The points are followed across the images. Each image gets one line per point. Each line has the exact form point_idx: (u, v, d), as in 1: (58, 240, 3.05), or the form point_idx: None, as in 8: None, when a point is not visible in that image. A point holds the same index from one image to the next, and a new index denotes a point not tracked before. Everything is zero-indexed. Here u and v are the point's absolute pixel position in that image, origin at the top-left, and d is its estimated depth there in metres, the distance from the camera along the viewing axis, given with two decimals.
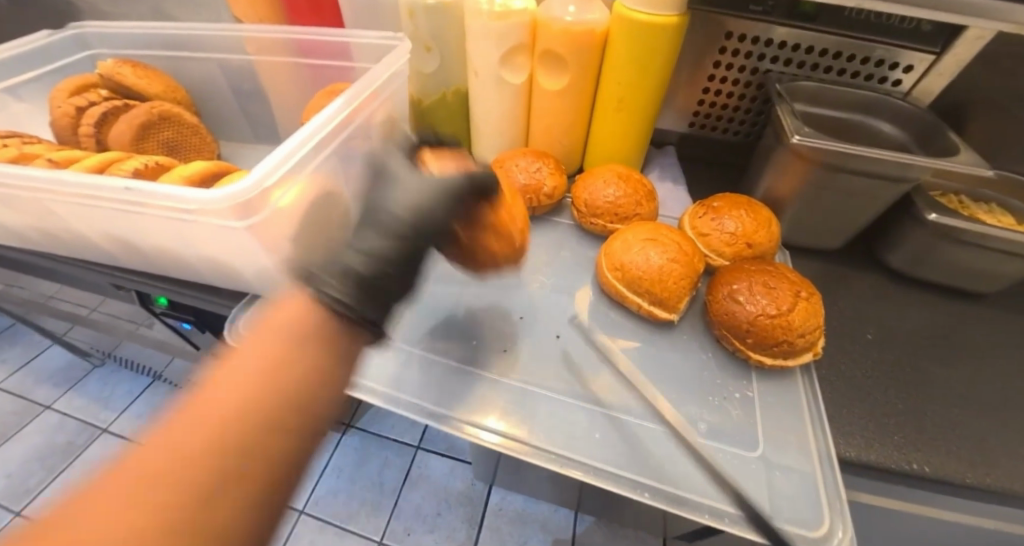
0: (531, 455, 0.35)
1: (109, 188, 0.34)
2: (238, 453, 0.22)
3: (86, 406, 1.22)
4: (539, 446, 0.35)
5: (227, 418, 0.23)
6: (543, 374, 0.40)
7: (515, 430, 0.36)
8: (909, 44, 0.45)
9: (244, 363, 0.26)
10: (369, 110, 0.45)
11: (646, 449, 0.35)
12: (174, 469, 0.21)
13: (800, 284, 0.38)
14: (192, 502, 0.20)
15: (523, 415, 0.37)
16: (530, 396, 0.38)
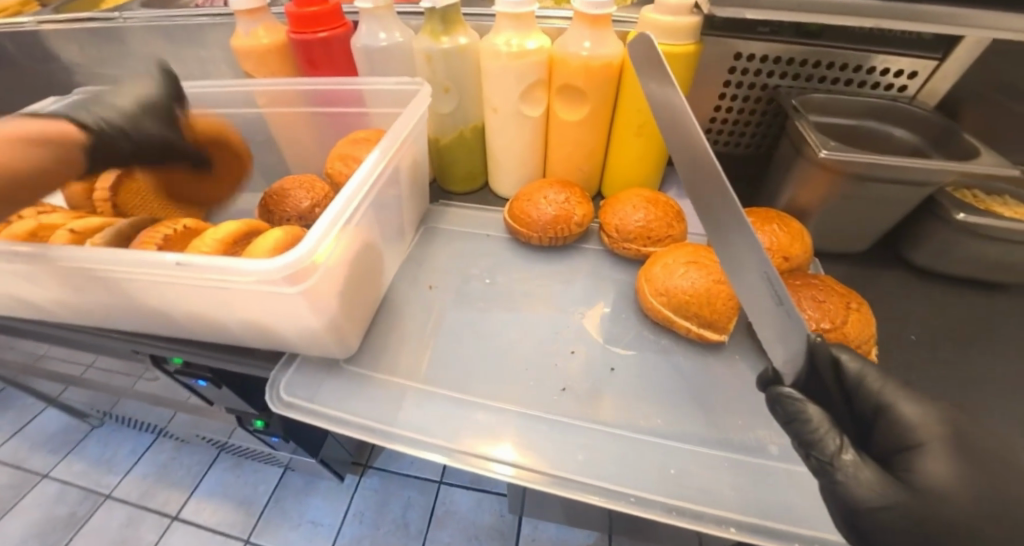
0: (547, 485, 0.34)
1: (154, 263, 0.33)
2: None
3: (87, 471, 1.16)
4: (615, 489, 0.34)
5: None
6: (600, 407, 0.40)
7: (530, 462, 0.35)
8: (912, 52, 0.47)
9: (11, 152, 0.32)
10: (399, 157, 0.45)
11: (718, 480, 0.34)
12: None
13: (848, 295, 0.38)
14: None
15: (583, 456, 0.36)
16: (590, 435, 0.38)
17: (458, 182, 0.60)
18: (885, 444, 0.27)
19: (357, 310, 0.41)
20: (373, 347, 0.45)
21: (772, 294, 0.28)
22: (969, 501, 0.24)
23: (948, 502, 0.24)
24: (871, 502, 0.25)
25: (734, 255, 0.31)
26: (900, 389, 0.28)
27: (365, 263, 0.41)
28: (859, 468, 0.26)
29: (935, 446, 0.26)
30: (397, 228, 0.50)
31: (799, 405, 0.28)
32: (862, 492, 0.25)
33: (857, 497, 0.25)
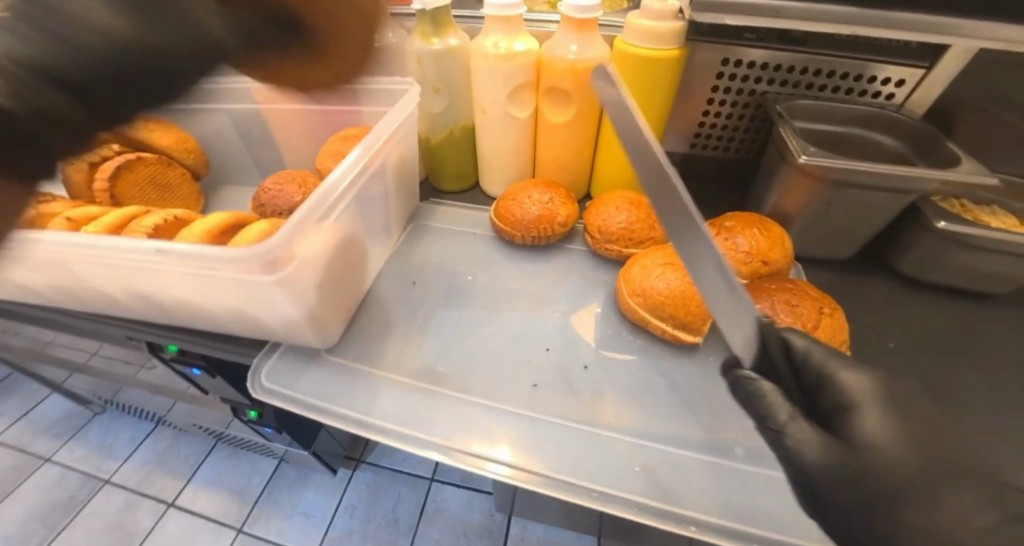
0: (546, 486, 0.34)
1: (137, 251, 0.34)
2: None
3: (88, 457, 1.19)
4: (616, 496, 0.34)
5: None
6: (574, 405, 0.40)
7: (528, 463, 0.35)
8: (897, 60, 0.48)
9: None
10: (384, 153, 0.46)
11: (687, 479, 0.34)
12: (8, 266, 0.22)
13: (823, 300, 0.39)
14: None
15: (574, 455, 0.36)
16: (573, 434, 0.38)
17: (449, 181, 0.61)
18: (827, 409, 0.28)
19: (336, 302, 0.42)
20: (354, 338, 0.46)
21: (726, 280, 0.29)
22: (903, 459, 0.25)
23: (882, 455, 0.25)
24: (818, 463, 0.26)
25: (686, 256, 0.31)
26: (844, 360, 0.29)
27: (345, 256, 0.42)
28: (807, 433, 0.27)
29: (868, 405, 0.27)
30: (383, 224, 0.51)
31: (756, 386, 0.28)
32: (808, 456, 0.26)
33: (804, 462, 0.26)
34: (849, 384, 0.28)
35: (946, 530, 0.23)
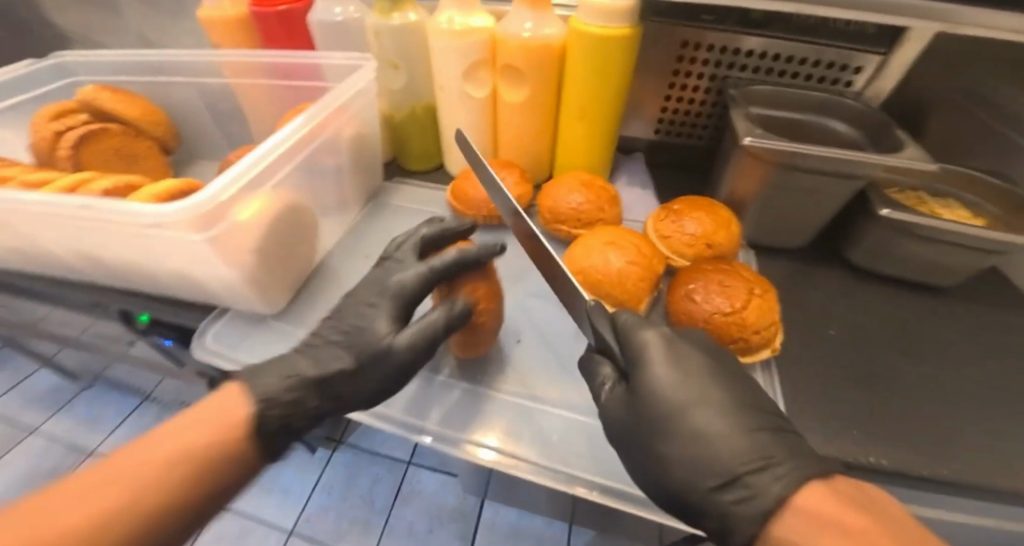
0: (530, 471, 0.36)
1: (79, 208, 0.36)
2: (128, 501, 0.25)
3: (73, 428, 1.14)
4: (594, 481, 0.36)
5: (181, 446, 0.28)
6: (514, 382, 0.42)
7: (512, 447, 0.37)
8: (856, 46, 0.47)
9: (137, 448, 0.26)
10: (333, 126, 0.47)
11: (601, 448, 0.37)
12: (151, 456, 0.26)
13: (755, 282, 0.39)
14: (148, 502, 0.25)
15: (563, 439, 0.38)
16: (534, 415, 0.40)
17: (413, 160, 0.61)
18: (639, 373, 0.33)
19: (281, 271, 0.43)
20: (303, 309, 0.47)
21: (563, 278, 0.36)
22: (674, 400, 0.31)
23: (660, 407, 0.31)
24: (615, 413, 0.33)
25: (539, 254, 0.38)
26: (646, 322, 0.34)
27: (290, 225, 0.43)
28: (615, 393, 0.34)
29: (659, 365, 0.32)
30: (338, 199, 0.51)
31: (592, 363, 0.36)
32: (607, 408, 0.33)
33: (608, 414, 0.33)
34: (645, 343, 0.33)
35: (702, 452, 0.29)
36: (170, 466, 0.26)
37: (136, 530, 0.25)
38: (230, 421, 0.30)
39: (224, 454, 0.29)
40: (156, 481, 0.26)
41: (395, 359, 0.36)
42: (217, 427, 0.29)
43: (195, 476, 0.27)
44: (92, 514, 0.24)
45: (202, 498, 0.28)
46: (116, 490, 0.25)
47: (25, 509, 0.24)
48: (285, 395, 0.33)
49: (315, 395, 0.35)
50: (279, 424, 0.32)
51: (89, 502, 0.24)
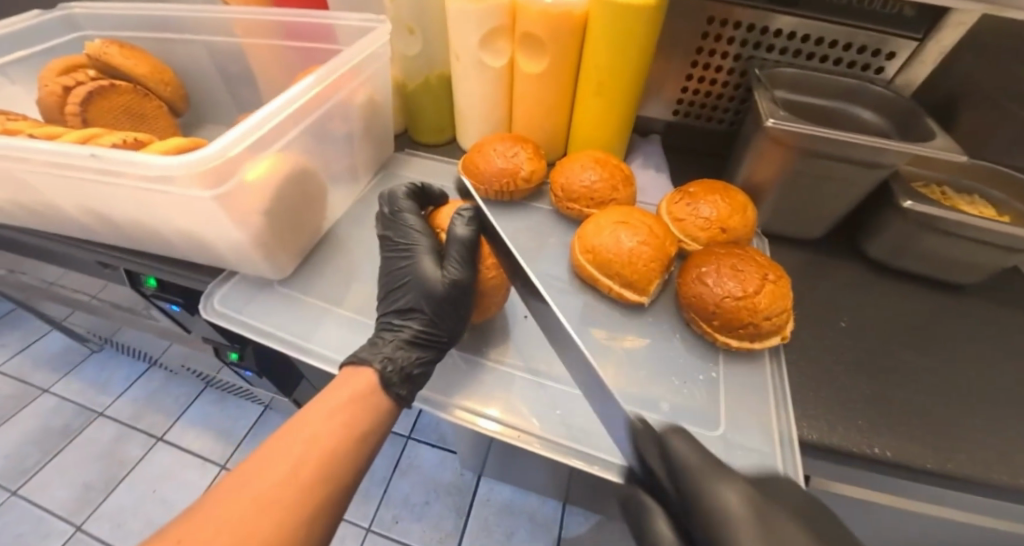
0: (530, 443, 0.37)
1: (85, 159, 0.36)
2: (293, 495, 0.28)
3: (83, 390, 1.15)
4: (587, 452, 0.36)
5: (323, 442, 0.31)
6: (516, 353, 0.42)
7: (516, 421, 0.37)
8: (890, 29, 0.45)
9: (297, 442, 0.31)
10: (345, 89, 0.46)
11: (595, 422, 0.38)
12: (307, 454, 0.30)
13: (769, 267, 0.38)
14: (307, 487, 0.29)
15: (562, 414, 0.38)
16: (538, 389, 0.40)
17: (424, 133, 0.60)
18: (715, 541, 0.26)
19: (290, 234, 0.43)
20: (310, 275, 0.46)
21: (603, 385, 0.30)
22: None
23: None
24: None
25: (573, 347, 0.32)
26: (723, 471, 0.26)
27: (300, 188, 0.42)
28: None
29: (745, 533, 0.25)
30: (348, 167, 0.51)
31: (649, 521, 0.28)
32: None
33: None
34: (728, 503, 0.25)
35: None
36: (335, 430, 0.32)
37: (322, 482, 0.30)
38: (369, 386, 0.35)
39: (370, 415, 0.34)
40: (315, 473, 0.30)
41: (456, 292, 0.39)
42: (358, 393, 0.35)
43: (351, 438, 0.32)
44: (290, 470, 0.29)
45: (360, 456, 0.32)
46: (299, 452, 0.30)
47: (237, 475, 0.29)
48: (396, 353, 0.37)
49: (417, 346, 0.38)
50: (399, 375, 0.36)
51: (284, 460, 0.30)
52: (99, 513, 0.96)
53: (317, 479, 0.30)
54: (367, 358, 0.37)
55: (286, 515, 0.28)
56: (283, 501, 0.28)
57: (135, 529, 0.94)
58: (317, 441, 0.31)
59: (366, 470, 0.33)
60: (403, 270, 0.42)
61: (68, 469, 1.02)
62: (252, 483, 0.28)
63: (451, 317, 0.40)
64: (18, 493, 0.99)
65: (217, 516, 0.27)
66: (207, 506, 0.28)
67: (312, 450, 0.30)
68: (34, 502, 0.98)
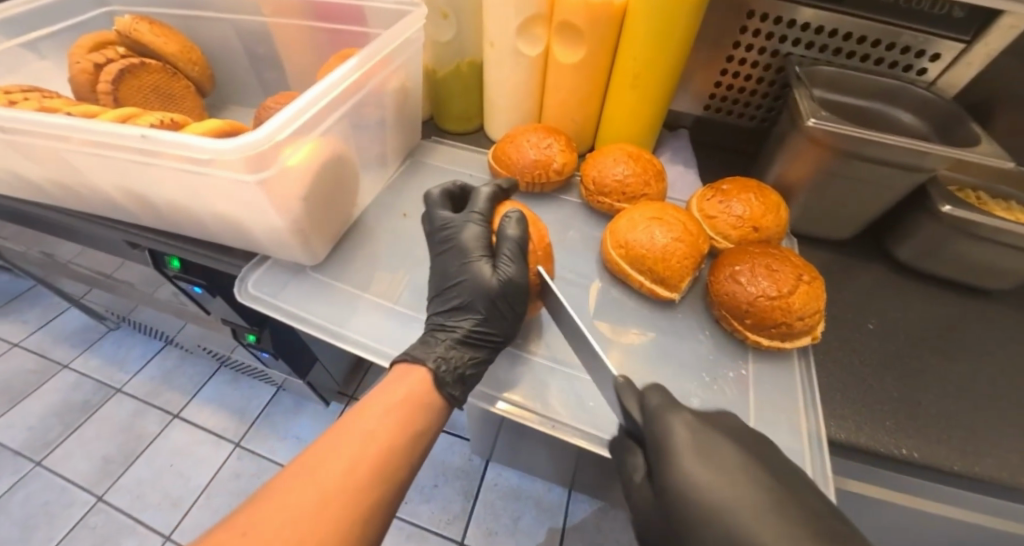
0: (537, 422, 0.39)
1: (127, 138, 0.36)
2: (352, 491, 0.29)
3: (101, 366, 1.17)
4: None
5: (378, 439, 0.32)
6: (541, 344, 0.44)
7: (524, 401, 0.40)
8: (935, 29, 0.45)
9: (354, 439, 0.32)
10: (380, 75, 0.45)
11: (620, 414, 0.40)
12: (365, 450, 0.31)
13: (803, 268, 0.38)
14: (364, 484, 0.30)
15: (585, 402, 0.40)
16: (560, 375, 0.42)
17: (452, 121, 0.60)
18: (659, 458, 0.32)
19: (324, 220, 0.43)
20: (341, 261, 0.47)
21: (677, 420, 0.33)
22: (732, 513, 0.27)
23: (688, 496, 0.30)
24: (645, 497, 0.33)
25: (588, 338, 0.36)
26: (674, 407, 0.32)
27: (335, 175, 0.42)
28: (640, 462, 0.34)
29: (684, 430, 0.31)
30: (378, 154, 0.51)
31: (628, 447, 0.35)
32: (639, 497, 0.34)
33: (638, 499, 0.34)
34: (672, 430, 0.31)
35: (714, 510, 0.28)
36: (391, 425, 0.33)
37: (380, 476, 0.31)
38: (423, 385, 0.37)
39: (424, 414, 0.35)
40: (372, 469, 0.31)
41: (508, 291, 0.40)
42: (414, 391, 0.36)
43: (407, 435, 0.33)
44: (350, 465, 0.30)
45: (414, 455, 0.34)
46: (358, 446, 0.31)
47: (300, 465, 0.31)
48: (449, 353, 0.39)
49: (470, 345, 0.40)
50: (452, 375, 0.38)
51: (344, 455, 0.31)
52: (119, 485, 0.99)
53: (374, 476, 0.31)
54: (422, 356, 0.38)
55: (349, 509, 0.29)
56: (346, 492, 0.29)
57: (154, 501, 0.97)
58: (373, 438, 0.32)
59: (416, 468, 0.34)
60: (456, 271, 0.43)
61: (88, 442, 1.05)
62: (313, 476, 0.30)
63: (504, 317, 0.41)
64: (42, 465, 1.02)
65: (285, 504, 0.28)
66: (274, 493, 0.29)
67: (370, 447, 0.32)
68: (57, 473, 1.01)
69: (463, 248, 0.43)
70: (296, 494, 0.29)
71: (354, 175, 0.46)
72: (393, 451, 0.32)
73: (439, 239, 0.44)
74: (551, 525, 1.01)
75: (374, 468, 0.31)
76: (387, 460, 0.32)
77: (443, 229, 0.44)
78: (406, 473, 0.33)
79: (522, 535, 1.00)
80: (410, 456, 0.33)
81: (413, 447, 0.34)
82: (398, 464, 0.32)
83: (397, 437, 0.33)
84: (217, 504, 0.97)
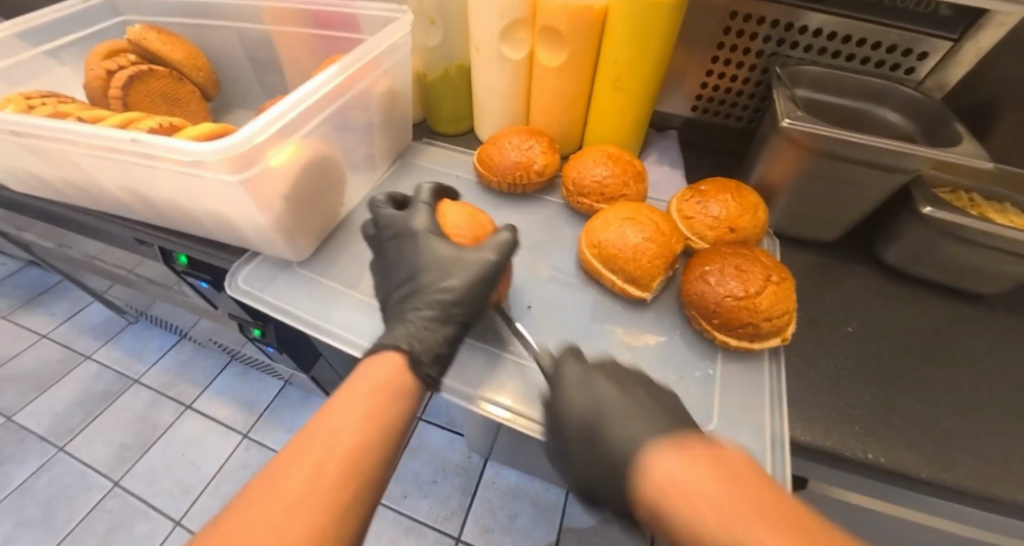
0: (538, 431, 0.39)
1: (123, 143, 0.38)
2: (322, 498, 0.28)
3: (122, 358, 1.23)
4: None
5: (345, 439, 0.30)
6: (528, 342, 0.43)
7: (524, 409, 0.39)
8: (922, 27, 0.44)
9: (319, 444, 0.30)
10: (367, 79, 0.47)
11: None
12: (332, 451, 0.30)
13: (773, 269, 0.38)
14: (335, 488, 0.28)
15: None
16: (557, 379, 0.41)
17: (442, 123, 0.61)
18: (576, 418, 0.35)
19: (310, 218, 0.45)
20: (327, 258, 0.49)
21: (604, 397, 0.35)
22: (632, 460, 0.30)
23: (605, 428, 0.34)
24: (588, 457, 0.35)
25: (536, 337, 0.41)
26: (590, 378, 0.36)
27: (319, 175, 0.44)
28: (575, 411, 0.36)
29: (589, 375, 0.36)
30: (366, 155, 0.52)
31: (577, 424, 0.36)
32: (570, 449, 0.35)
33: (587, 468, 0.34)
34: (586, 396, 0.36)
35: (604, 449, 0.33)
36: (367, 417, 0.32)
37: (358, 473, 0.29)
38: (391, 370, 0.35)
39: (395, 405, 0.33)
40: (341, 471, 0.29)
41: (477, 268, 0.41)
42: (383, 381, 0.34)
43: (383, 428, 0.32)
44: (317, 469, 0.29)
45: (387, 449, 0.32)
46: (333, 443, 0.30)
47: (266, 477, 0.29)
48: (419, 335, 0.38)
49: (439, 323, 0.40)
50: (428, 355, 0.38)
51: (310, 460, 0.29)
52: (134, 471, 1.03)
53: (345, 478, 0.29)
54: (389, 343, 0.38)
55: (322, 515, 0.27)
56: (323, 493, 0.28)
57: (166, 487, 1.01)
58: (338, 438, 0.30)
59: (392, 464, 0.32)
60: (415, 257, 0.43)
61: (107, 430, 1.10)
62: (277, 487, 0.28)
63: (471, 283, 0.41)
64: (65, 450, 1.07)
65: (251, 521, 0.26)
66: (242, 509, 0.27)
67: (337, 447, 0.30)
68: (78, 457, 1.06)
69: (419, 234, 0.44)
70: (263, 507, 0.27)
71: (341, 175, 0.48)
72: (365, 449, 0.30)
73: (398, 230, 0.45)
74: (547, 525, 1.02)
75: (344, 469, 0.29)
76: (359, 461, 0.30)
77: (388, 227, 0.46)
78: (382, 471, 0.31)
79: (518, 533, 1.01)
80: (385, 452, 0.31)
81: (386, 443, 0.32)
82: (372, 462, 0.30)
83: (367, 433, 0.31)
84: (224, 492, 1.01)
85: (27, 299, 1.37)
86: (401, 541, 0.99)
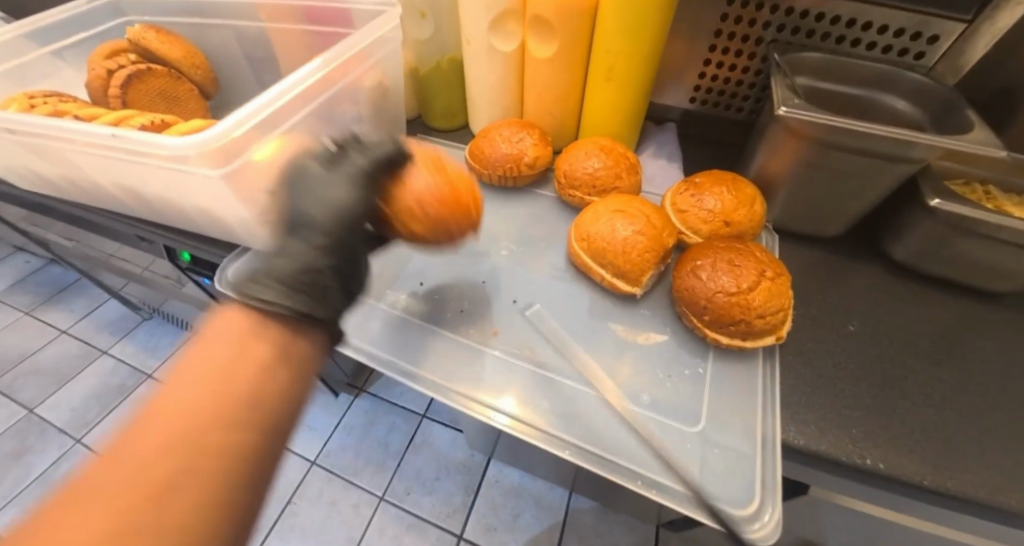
0: (544, 440, 0.35)
1: (109, 140, 0.38)
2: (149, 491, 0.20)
3: (136, 353, 1.26)
4: (599, 456, 0.34)
5: (175, 412, 0.23)
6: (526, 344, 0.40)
7: (530, 416, 0.36)
8: (931, 9, 0.42)
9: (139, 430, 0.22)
10: (354, 73, 0.47)
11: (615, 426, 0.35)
12: (159, 427, 0.22)
13: (768, 264, 0.37)
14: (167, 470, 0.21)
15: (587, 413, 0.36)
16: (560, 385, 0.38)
17: (435, 117, 0.61)
18: None
19: None
20: None
21: None
22: None
23: None
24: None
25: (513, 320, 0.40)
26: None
27: None
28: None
29: None
30: None
31: None
32: None
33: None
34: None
35: None
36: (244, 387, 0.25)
37: (207, 456, 0.22)
38: (237, 322, 0.28)
39: (253, 353, 0.26)
40: (172, 449, 0.22)
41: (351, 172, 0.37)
42: (230, 333, 0.27)
43: (241, 399, 0.24)
44: (136, 460, 0.21)
45: (246, 407, 0.24)
46: (178, 424, 0.22)
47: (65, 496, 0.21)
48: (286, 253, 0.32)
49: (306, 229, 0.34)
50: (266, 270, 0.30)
51: (124, 454, 0.21)
52: None
53: (180, 456, 0.22)
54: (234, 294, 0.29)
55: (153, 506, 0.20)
56: (149, 488, 0.21)
57: None
58: (169, 411, 0.23)
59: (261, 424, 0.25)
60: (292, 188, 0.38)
61: None
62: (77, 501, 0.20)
63: (356, 189, 0.36)
64: (81, 442, 1.10)
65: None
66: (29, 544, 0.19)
67: (167, 424, 0.22)
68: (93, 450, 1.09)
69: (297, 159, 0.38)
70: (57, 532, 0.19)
71: None
72: (211, 412, 0.23)
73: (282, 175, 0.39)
74: (550, 525, 1.01)
75: (180, 444, 0.22)
76: (203, 431, 0.23)
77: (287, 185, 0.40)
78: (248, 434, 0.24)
79: (520, 533, 1.00)
80: (246, 410, 0.24)
81: (246, 398, 0.25)
82: (224, 429, 0.23)
83: (211, 394, 0.24)
84: None
85: (47, 295, 1.42)
86: (403, 537, 0.99)
